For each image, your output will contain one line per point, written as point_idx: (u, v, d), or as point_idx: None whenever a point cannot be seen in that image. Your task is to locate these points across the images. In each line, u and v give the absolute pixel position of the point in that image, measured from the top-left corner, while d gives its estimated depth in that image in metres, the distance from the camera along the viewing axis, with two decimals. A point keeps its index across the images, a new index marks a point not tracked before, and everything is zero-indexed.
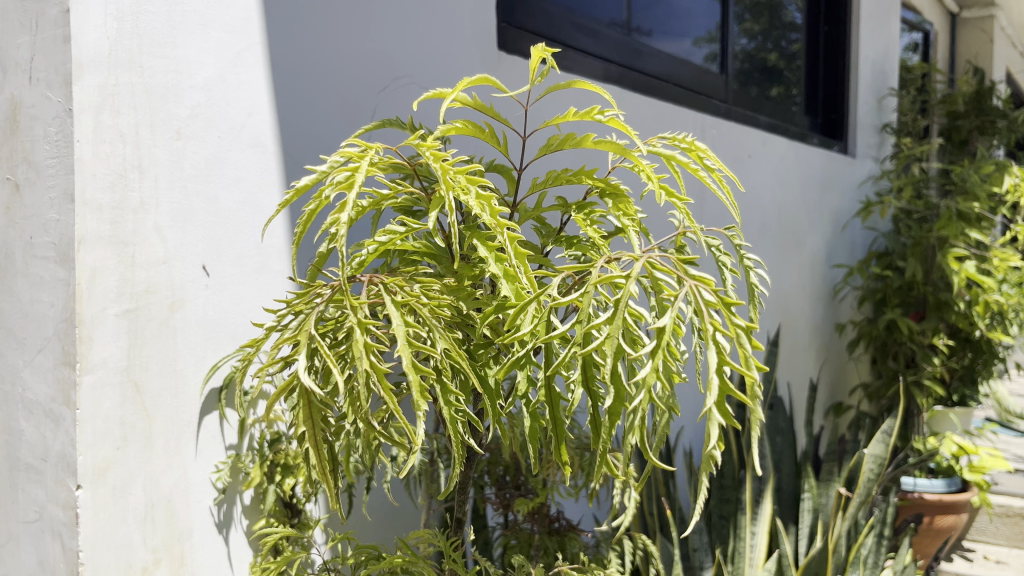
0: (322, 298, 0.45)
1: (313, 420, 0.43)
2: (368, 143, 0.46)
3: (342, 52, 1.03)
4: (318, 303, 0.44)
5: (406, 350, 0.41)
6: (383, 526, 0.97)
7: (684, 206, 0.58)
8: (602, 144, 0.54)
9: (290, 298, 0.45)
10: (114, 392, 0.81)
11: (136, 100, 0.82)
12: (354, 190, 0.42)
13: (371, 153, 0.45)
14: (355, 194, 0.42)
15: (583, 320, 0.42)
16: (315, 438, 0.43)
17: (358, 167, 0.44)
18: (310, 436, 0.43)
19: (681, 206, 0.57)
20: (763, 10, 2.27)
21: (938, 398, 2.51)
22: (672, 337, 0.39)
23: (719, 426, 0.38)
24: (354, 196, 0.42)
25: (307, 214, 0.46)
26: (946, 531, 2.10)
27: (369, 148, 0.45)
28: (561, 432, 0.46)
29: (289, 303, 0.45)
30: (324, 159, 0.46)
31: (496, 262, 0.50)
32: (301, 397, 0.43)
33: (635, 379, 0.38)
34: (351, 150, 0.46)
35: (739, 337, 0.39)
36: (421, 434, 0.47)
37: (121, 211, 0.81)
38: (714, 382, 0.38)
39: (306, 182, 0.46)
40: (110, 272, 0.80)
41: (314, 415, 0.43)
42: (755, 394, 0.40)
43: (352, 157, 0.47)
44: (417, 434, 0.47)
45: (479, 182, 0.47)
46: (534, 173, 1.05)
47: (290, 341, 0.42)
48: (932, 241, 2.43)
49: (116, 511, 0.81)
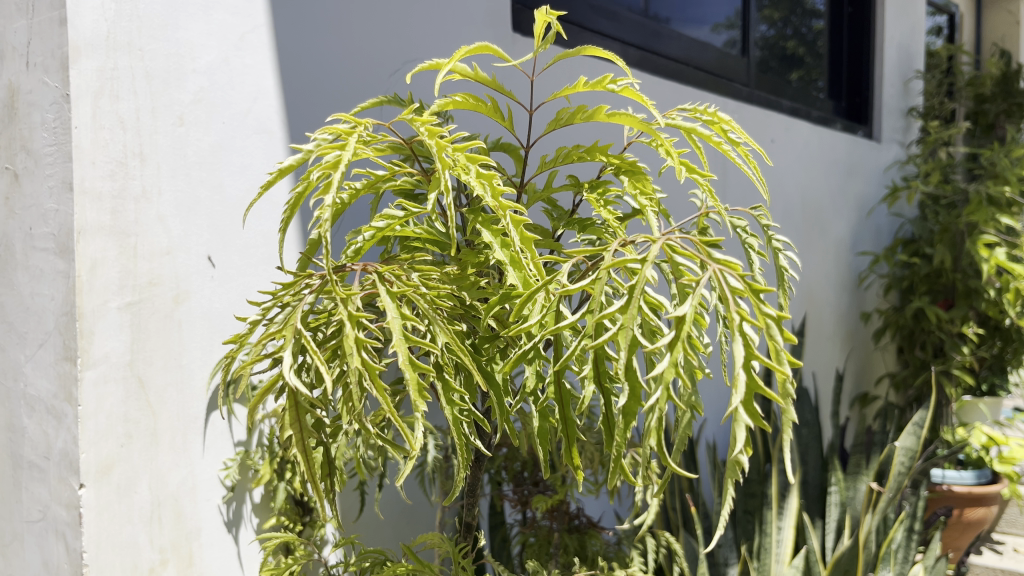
0: (311, 288, 0.41)
1: (297, 419, 0.40)
2: (356, 116, 0.42)
3: (352, 34, 1.00)
4: (306, 294, 0.41)
5: (402, 346, 0.38)
6: (396, 526, 0.95)
7: (706, 182, 0.54)
8: (616, 118, 0.50)
9: (276, 290, 0.41)
10: (118, 388, 0.78)
11: (137, 85, 0.79)
12: (341, 168, 0.38)
13: (360, 129, 0.40)
14: (342, 173, 0.38)
15: (595, 310, 0.39)
16: (302, 442, 0.39)
17: (346, 145, 0.40)
18: (297, 440, 0.39)
19: (703, 184, 0.53)
20: None
21: (968, 388, 2.45)
22: (693, 327, 0.35)
23: (746, 429, 0.33)
24: (340, 175, 0.37)
25: (294, 198, 0.41)
26: (976, 523, 2.06)
27: (359, 124, 0.41)
28: (573, 432, 0.43)
29: (275, 294, 0.41)
30: (310, 137, 0.42)
31: (502, 248, 0.46)
32: (288, 398, 0.40)
33: (652, 374, 0.34)
34: (339, 127, 0.42)
35: (769, 329, 0.35)
36: (421, 438, 0.43)
37: (121, 200, 0.78)
38: (741, 378, 0.33)
39: (290, 163, 0.42)
40: (111, 263, 0.78)
41: (300, 416, 0.40)
42: (786, 393, 0.36)
43: (341, 135, 0.42)
44: (417, 438, 0.43)
45: (481, 159, 0.43)
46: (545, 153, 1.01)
47: (276, 335, 0.39)
48: (961, 227, 2.38)
49: (121, 511, 0.79)
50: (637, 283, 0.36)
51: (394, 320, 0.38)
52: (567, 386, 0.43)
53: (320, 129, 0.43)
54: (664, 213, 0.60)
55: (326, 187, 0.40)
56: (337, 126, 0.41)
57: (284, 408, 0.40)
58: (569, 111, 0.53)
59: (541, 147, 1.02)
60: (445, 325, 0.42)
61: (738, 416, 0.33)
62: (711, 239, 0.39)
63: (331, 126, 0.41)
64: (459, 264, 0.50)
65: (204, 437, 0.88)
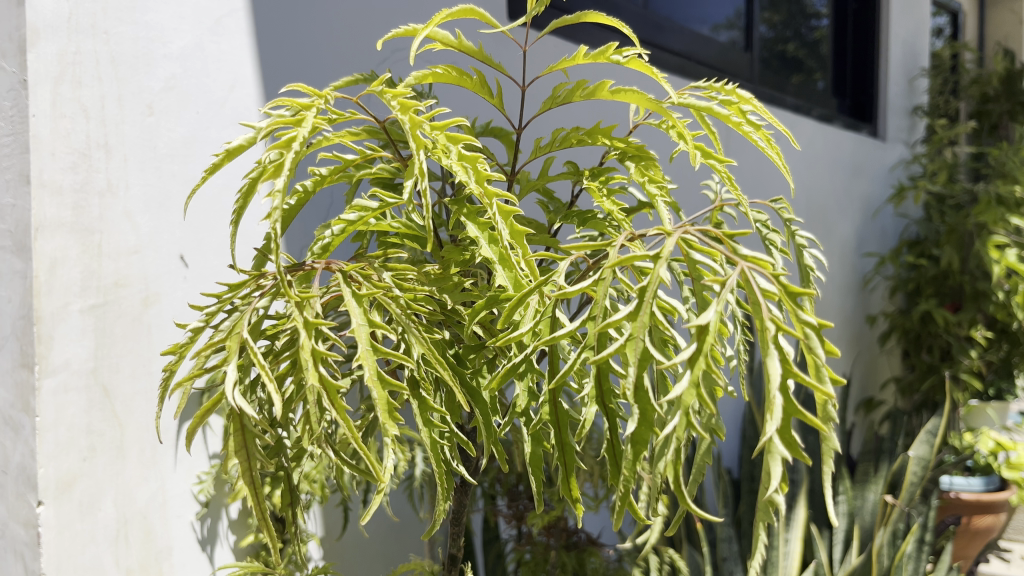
0: (261, 291, 0.35)
1: (244, 444, 0.34)
2: (317, 90, 0.36)
3: (335, 20, 0.95)
4: (255, 296, 0.34)
5: (369, 358, 0.32)
6: (382, 545, 0.89)
7: (724, 168, 0.48)
8: (621, 95, 0.44)
9: (221, 292, 0.35)
10: (81, 397, 0.72)
11: (101, 70, 0.73)
12: (296, 141, 0.32)
13: (320, 100, 0.34)
14: (297, 149, 0.32)
15: (599, 317, 0.32)
16: (249, 472, 0.33)
17: (302, 119, 0.34)
18: (243, 470, 0.33)
19: (720, 171, 0.47)
20: None
21: (975, 393, 2.39)
22: (719, 338, 0.28)
23: (783, 464, 0.26)
24: (294, 149, 0.31)
25: (244, 184, 0.35)
26: (984, 532, 1.94)
27: (320, 96, 0.35)
28: (570, 459, 0.37)
29: (220, 297, 0.35)
30: (265, 113, 0.36)
31: (490, 244, 0.40)
32: (232, 419, 0.34)
33: (669, 398, 0.28)
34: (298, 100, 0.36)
35: (809, 340, 0.28)
36: (391, 469, 0.37)
37: (84, 194, 0.72)
38: (777, 403, 0.26)
39: (239, 143, 0.35)
40: (73, 262, 0.72)
41: (247, 441, 0.34)
42: (828, 418, 0.29)
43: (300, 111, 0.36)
44: (387, 470, 0.37)
45: (464, 138, 0.37)
46: (538, 135, 0.96)
47: (214, 346, 0.32)
48: (970, 228, 2.32)
49: (84, 529, 0.73)
50: (651, 281, 0.30)
51: (360, 328, 0.32)
52: (565, 407, 0.38)
53: (277, 104, 0.37)
54: (674, 206, 0.54)
55: (277, 174, 0.33)
56: (291, 98, 0.35)
57: (228, 431, 0.34)
58: (568, 88, 0.47)
59: (533, 129, 0.97)
60: (421, 335, 0.36)
61: (773, 447, 0.26)
62: (734, 231, 0.33)
63: (285, 98, 0.35)
64: (442, 263, 0.45)
65: (179, 448, 0.82)
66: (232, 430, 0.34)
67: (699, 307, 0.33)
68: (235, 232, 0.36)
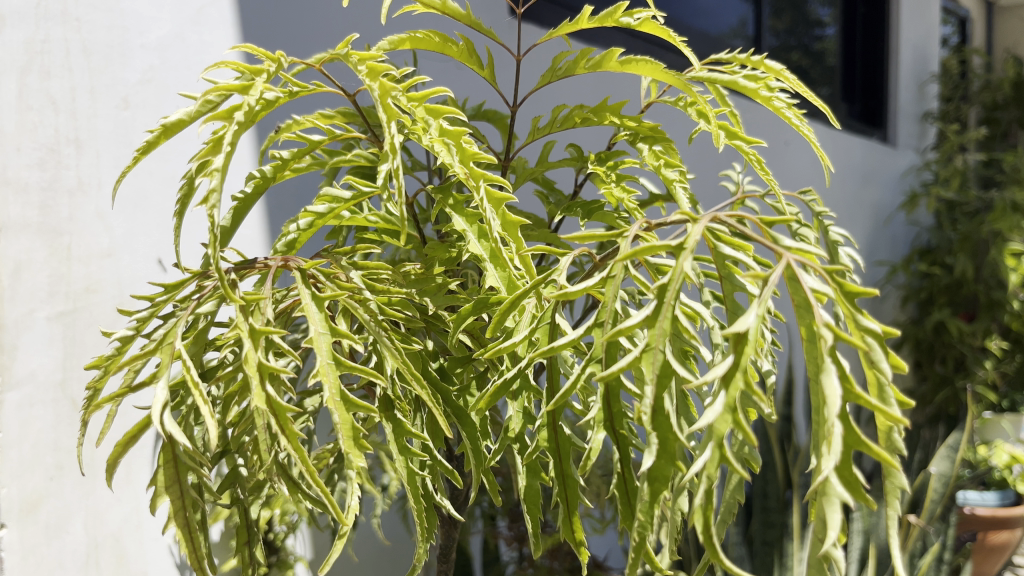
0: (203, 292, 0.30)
1: (176, 479, 0.30)
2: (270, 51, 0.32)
3: (319, 15, 0.89)
4: (194, 299, 0.29)
5: (330, 378, 0.27)
6: (376, 569, 0.84)
7: (753, 150, 0.43)
8: (632, 65, 0.40)
9: (155, 295, 0.29)
10: (48, 411, 0.66)
11: (72, 60, 0.67)
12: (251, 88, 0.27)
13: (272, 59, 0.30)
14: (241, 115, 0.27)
15: (609, 322, 0.27)
16: (180, 514, 0.30)
17: (250, 84, 0.29)
18: (174, 506, 0.30)
19: (749, 154, 0.43)
20: (786, 7, 2.01)
21: (989, 405, 2.33)
22: (758, 352, 0.23)
23: (842, 509, 0.20)
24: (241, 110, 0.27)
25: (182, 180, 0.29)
26: (999, 549, 1.86)
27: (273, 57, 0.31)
28: (574, 493, 0.31)
29: (154, 300, 0.30)
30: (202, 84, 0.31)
31: (479, 239, 0.36)
32: (164, 451, 0.30)
33: (698, 427, 0.22)
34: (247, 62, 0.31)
35: (871, 352, 0.22)
36: (355, 509, 0.30)
37: (53, 193, 0.66)
38: (836, 432, 0.21)
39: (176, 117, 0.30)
40: (39, 266, 0.65)
41: (181, 474, 0.30)
42: (893, 447, 0.24)
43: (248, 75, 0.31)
44: (350, 512, 0.30)
45: (446, 110, 0.33)
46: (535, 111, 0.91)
47: (144, 358, 0.27)
48: (984, 235, 2.25)
49: (51, 555, 0.67)
50: (673, 279, 0.25)
51: (320, 337, 0.27)
52: (566, 432, 0.33)
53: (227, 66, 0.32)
54: (692, 199, 0.48)
55: (214, 147, 0.29)
56: (240, 59, 0.30)
57: (159, 463, 0.30)
58: (568, 59, 0.43)
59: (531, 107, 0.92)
60: (394, 345, 0.31)
61: (830, 488, 0.21)
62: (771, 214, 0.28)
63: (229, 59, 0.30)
64: (425, 261, 0.41)
65: (112, 478, 0.72)
66: (164, 462, 0.30)
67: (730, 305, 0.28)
68: (179, 223, 0.31)
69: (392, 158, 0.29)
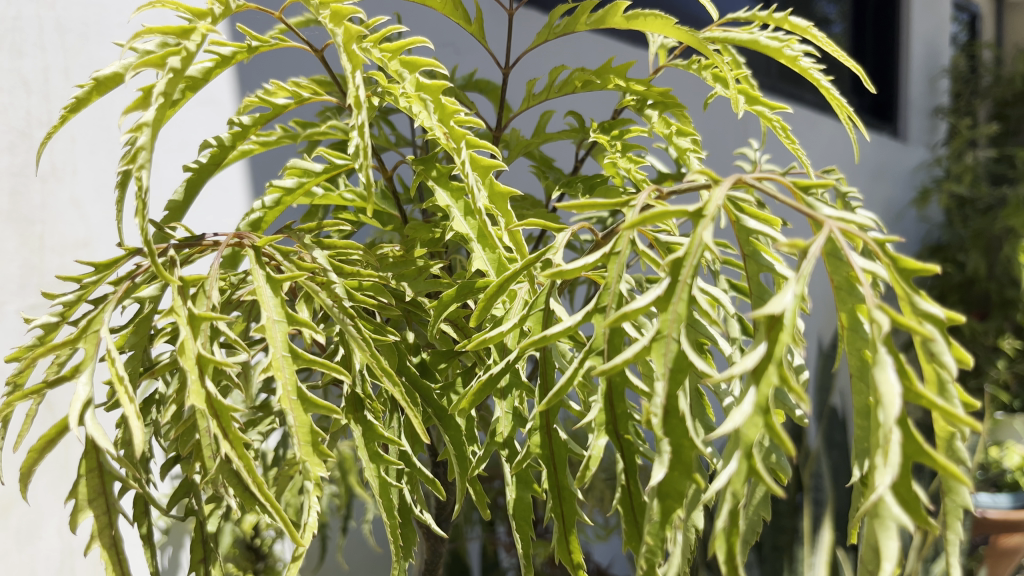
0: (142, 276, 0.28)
1: (101, 492, 0.28)
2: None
3: None
4: (125, 285, 0.27)
5: (287, 394, 0.25)
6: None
7: (776, 118, 0.40)
8: (639, 18, 0.38)
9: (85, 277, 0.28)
10: None
11: (45, 38, 0.63)
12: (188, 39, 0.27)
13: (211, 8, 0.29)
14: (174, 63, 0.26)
15: (612, 307, 0.23)
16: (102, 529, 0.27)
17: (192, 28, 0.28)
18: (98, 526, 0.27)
19: (771, 120, 0.39)
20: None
21: (1001, 406, 2.28)
22: (794, 342, 0.19)
23: (900, 537, 0.16)
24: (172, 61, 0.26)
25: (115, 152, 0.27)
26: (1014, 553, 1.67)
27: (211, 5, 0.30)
28: (570, 508, 0.28)
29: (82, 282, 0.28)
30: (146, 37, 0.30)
31: (465, 216, 0.33)
32: (86, 458, 0.28)
33: (721, 433, 0.18)
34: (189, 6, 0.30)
35: (931, 342, 0.18)
36: (315, 526, 0.26)
37: (23, 179, 0.62)
38: (895, 443, 0.17)
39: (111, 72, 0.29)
40: (8, 257, 0.61)
41: (105, 485, 0.28)
42: (955, 457, 0.20)
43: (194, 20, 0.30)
44: (310, 528, 0.26)
45: (424, 61, 0.31)
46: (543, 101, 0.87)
47: (66, 345, 0.25)
48: (997, 232, 2.20)
49: (22, 563, 0.62)
50: (689, 253, 0.21)
51: (273, 327, 0.25)
52: (561, 437, 0.29)
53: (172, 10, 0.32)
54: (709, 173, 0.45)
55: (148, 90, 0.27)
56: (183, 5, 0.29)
57: (82, 472, 0.28)
58: (565, 15, 0.40)
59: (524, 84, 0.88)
60: (363, 335, 0.28)
61: (884, 509, 0.17)
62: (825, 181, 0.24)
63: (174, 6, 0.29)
64: (406, 243, 0.38)
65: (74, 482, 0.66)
66: (86, 470, 0.28)
67: (759, 286, 0.24)
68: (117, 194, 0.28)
69: (357, 111, 0.26)
